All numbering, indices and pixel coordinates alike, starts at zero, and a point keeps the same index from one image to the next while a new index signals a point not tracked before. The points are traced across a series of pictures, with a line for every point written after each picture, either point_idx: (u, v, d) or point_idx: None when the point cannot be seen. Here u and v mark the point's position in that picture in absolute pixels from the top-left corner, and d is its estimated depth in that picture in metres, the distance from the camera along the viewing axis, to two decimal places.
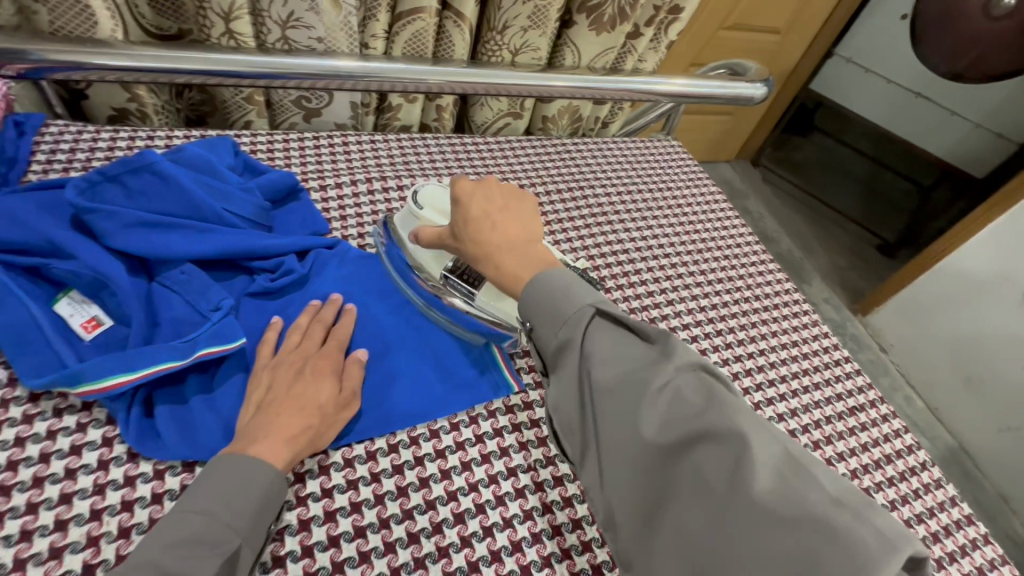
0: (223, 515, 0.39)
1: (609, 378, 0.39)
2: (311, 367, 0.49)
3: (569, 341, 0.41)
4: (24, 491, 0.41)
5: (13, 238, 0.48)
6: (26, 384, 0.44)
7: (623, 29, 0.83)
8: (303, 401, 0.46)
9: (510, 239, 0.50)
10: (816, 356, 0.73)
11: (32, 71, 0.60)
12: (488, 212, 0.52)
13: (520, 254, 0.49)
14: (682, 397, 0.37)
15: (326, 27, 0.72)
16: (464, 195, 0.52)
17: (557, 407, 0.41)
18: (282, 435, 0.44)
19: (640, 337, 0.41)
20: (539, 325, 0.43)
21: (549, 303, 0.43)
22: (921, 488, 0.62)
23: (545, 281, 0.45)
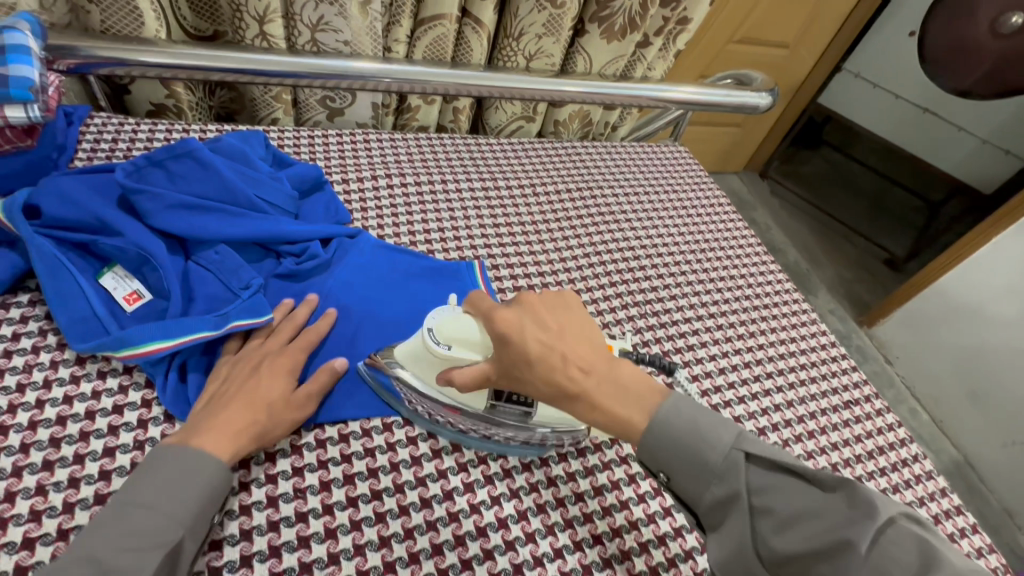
0: (164, 506, 0.39)
1: (793, 540, 0.37)
2: (269, 365, 0.49)
3: (732, 497, 0.39)
4: (72, 444, 0.44)
5: (66, 215, 0.52)
6: (74, 348, 0.48)
7: (634, 37, 0.87)
8: (256, 397, 0.46)
9: (592, 371, 0.45)
10: (813, 352, 0.75)
11: (80, 66, 0.65)
12: (548, 342, 0.46)
13: (616, 386, 0.45)
14: (888, 556, 0.33)
15: (353, 31, 0.76)
16: (512, 332, 0.46)
17: (733, 569, 0.39)
18: (228, 429, 0.44)
19: (810, 483, 0.38)
20: (683, 478, 0.42)
21: (685, 451, 0.41)
22: (912, 479, 0.64)
23: (660, 429, 0.42)
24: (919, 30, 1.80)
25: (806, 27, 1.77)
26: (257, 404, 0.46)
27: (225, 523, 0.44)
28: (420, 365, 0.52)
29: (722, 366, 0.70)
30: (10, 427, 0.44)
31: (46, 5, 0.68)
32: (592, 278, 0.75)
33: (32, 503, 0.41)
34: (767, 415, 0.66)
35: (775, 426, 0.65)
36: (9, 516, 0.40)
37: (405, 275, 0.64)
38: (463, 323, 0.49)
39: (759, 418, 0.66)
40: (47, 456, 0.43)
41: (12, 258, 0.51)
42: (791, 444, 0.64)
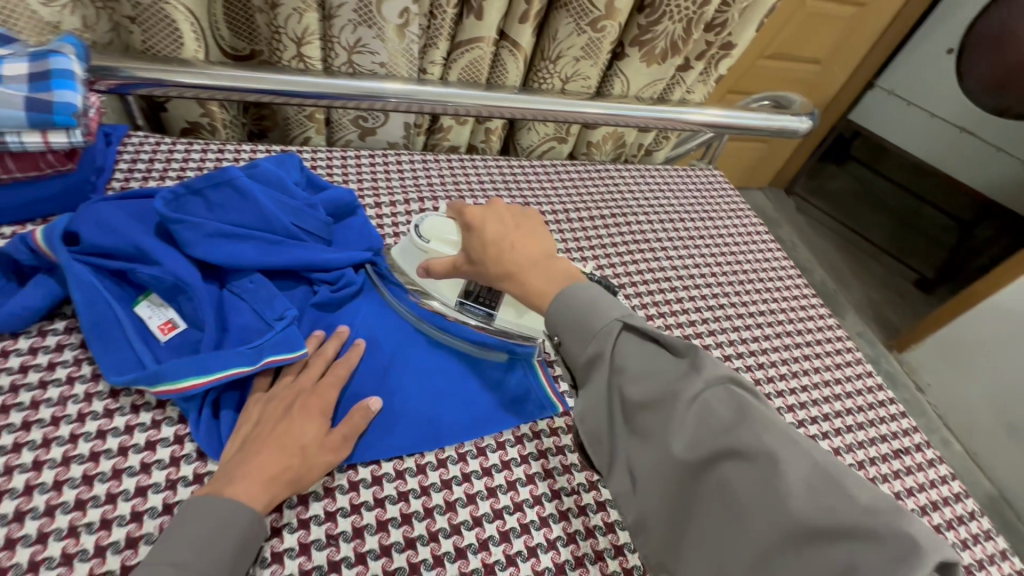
0: (199, 563, 0.38)
1: (640, 394, 0.39)
2: (299, 406, 0.48)
3: (600, 356, 0.42)
4: (104, 482, 0.44)
5: (104, 242, 0.52)
6: (108, 380, 0.47)
7: (674, 61, 0.85)
8: (287, 439, 0.45)
9: (530, 257, 0.49)
10: (859, 395, 0.72)
11: (120, 87, 0.65)
12: (502, 233, 0.51)
13: (545, 270, 0.48)
14: (712, 411, 0.37)
15: (389, 53, 0.75)
16: (475, 221, 0.52)
17: (588, 421, 0.42)
18: (261, 475, 0.43)
19: (667, 349, 0.41)
20: (567, 339, 0.44)
21: (576, 318, 0.43)
22: (969, 538, 0.60)
23: (567, 299, 0.44)
24: (957, 48, 1.74)
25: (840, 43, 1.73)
26: (292, 446, 0.45)
27: (257, 573, 0.43)
28: (408, 261, 0.61)
29: None
30: (44, 462, 0.43)
31: (89, 24, 0.69)
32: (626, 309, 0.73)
33: (64, 545, 0.40)
34: None
35: None
36: (41, 558, 0.39)
37: None
38: (446, 224, 0.58)
39: None
40: (79, 494, 0.43)
41: (49, 285, 0.50)
42: None
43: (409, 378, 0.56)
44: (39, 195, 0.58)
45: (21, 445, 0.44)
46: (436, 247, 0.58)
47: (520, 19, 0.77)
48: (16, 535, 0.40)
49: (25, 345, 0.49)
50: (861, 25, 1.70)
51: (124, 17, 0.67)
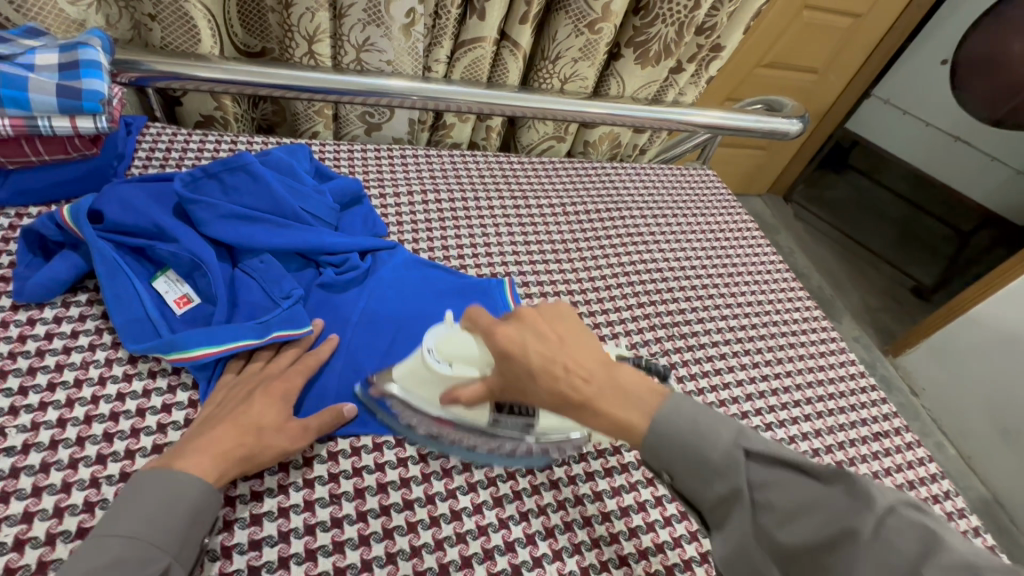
0: (149, 534, 0.39)
1: (794, 534, 0.36)
2: (260, 391, 0.49)
3: (735, 496, 0.38)
4: (124, 439, 0.47)
5: (126, 221, 0.55)
6: (127, 348, 0.51)
7: (668, 63, 0.89)
8: (242, 420, 0.46)
9: (593, 381, 0.42)
10: (842, 382, 0.75)
11: (140, 79, 0.69)
12: (550, 355, 0.43)
13: (616, 386, 0.42)
14: (895, 548, 0.33)
15: (395, 51, 0.79)
16: (513, 347, 0.43)
17: (740, 564, 0.39)
18: (213, 450, 0.43)
19: (809, 474, 0.37)
20: (683, 478, 0.40)
21: (686, 451, 0.39)
22: (944, 516, 0.63)
23: (663, 434, 0.40)
24: (951, 59, 1.77)
25: (836, 52, 1.77)
26: (248, 425, 0.46)
27: (264, 525, 0.46)
28: (427, 388, 0.51)
29: (749, 392, 0.70)
30: (68, 420, 0.47)
31: (112, 21, 0.73)
32: (619, 299, 0.76)
33: (86, 495, 0.43)
34: (794, 443, 0.66)
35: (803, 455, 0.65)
36: (65, 505, 0.42)
37: (437, 288, 0.65)
38: (460, 338, 0.49)
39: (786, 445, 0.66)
40: (101, 449, 0.46)
41: (74, 260, 0.53)
42: None
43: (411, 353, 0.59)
44: (65, 177, 0.61)
45: (46, 404, 0.47)
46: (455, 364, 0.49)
47: (521, 22, 0.81)
48: (42, 484, 0.43)
49: (50, 315, 0.53)
50: (856, 35, 1.74)
51: (145, 14, 0.70)
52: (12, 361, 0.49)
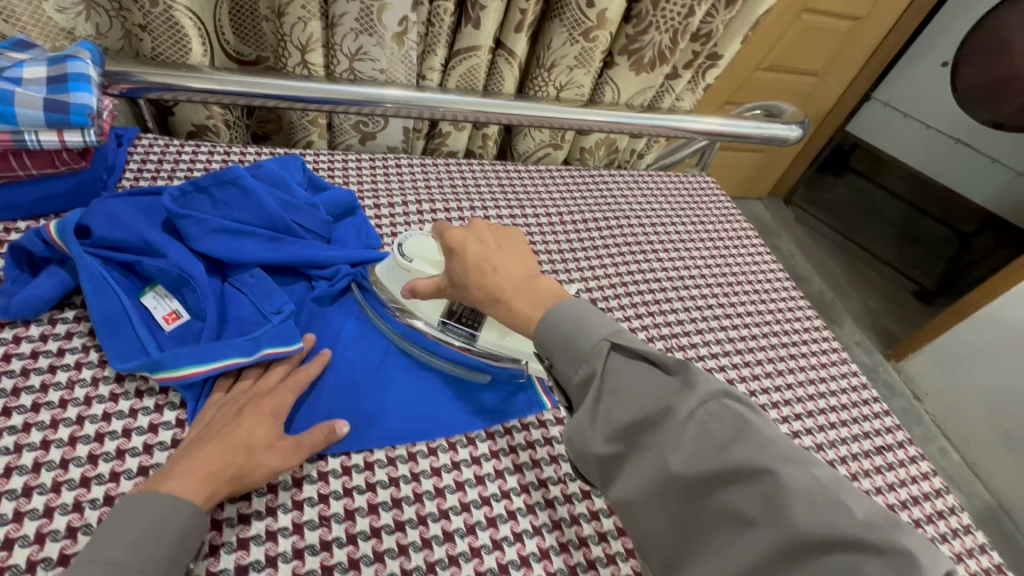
0: (135, 559, 0.38)
1: (631, 412, 0.39)
2: (249, 408, 0.48)
3: (591, 377, 0.41)
4: (109, 461, 0.46)
5: (114, 236, 0.54)
6: (114, 366, 0.50)
7: (663, 70, 0.88)
8: (230, 439, 0.45)
9: (513, 278, 0.49)
10: (844, 394, 0.74)
11: (131, 91, 0.68)
12: (483, 253, 0.51)
13: (531, 290, 0.48)
14: (707, 429, 0.37)
15: (388, 60, 0.78)
16: (456, 244, 0.52)
17: (575, 442, 0.40)
18: (202, 470, 0.43)
19: (656, 365, 0.41)
20: (557, 363, 0.43)
21: (566, 339, 0.43)
22: (949, 532, 0.62)
23: (550, 322, 0.44)
24: (950, 61, 1.75)
25: (835, 55, 1.76)
26: (237, 444, 0.45)
27: (252, 550, 0.45)
28: (394, 284, 0.60)
29: None
30: (51, 442, 0.46)
31: (103, 31, 0.72)
32: (616, 309, 0.75)
33: (69, 519, 0.42)
34: None
35: None
36: (46, 531, 0.41)
37: None
38: (428, 244, 0.60)
39: None
40: (85, 472, 0.45)
41: (60, 276, 0.53)
42: None
43: (406, 369, 0.58)
44: (53, 191, 0.60)
45: (30, 425, 0.46)
46: (419, 261, 0.59)
47: (516, 29, 0.80)
48: (23, 509, 0.42)
49: (36, 332, 0.52)
50: (855, 38, 1.73)
51: (136, 24, 0.69)
52: None
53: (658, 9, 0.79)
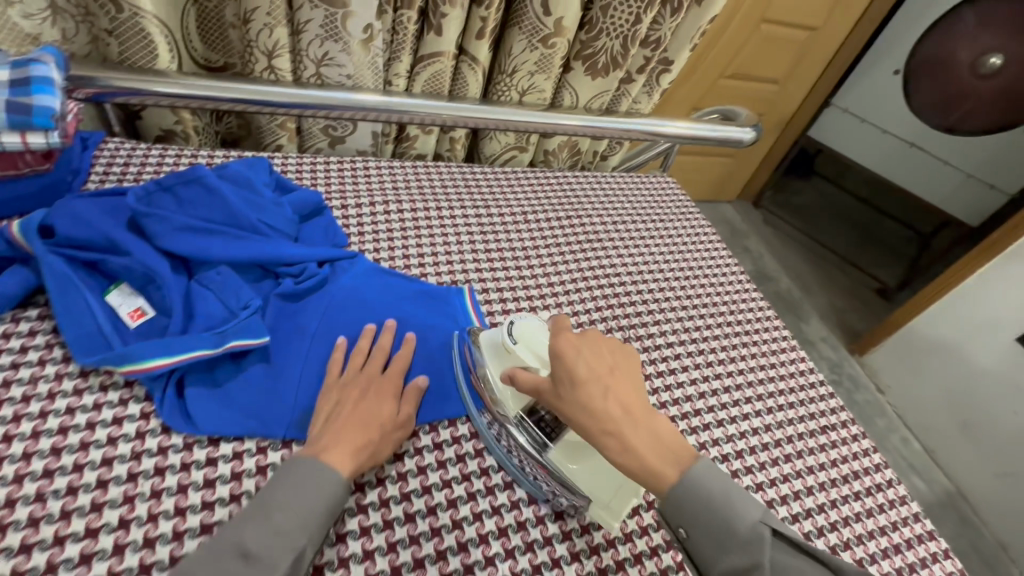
0: (296, 511, 0.44)
1: None
2: (375, 390, 0.54)
3: (748, 563, 0.43)
4: (72, 453, 0.46)
5: (77, 235, 0.55)
6: (78, 362, 0.51)
7: (617, 74, 0.92)
8: (366, 416, 0.51)
9: (626, 412, 0.48)
10: (792, 379, 0.79)
11: (98, 95, 0.69)
12: (598, 372, 0.50)
13: (645, 428, 0.47)
14: None
15: (354, 66, 0.80)
16: (568, 352, 0.50)
17: None
18: (348, 447, 0.48)
19: (821, 562, 0.42)
20: (703, 539, 0.45)
21: (711, 516, 0.45)
22: (887, 504, 0.68)
23: (692, 494, 0.45)
24: (903, 69, 1.85)
25: (795, 63, 1.84)
26: (373, 423, 0.51)
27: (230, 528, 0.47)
28: (492, 357, 0.57)
29: (702, 391, 0.73)
30: (14, 436, 0.46)
31: (68, 36, 0.72)
32: (578, 303, 0.78)
33: (31, 510, 0.43)
34: (744, 439, 0.69)
35: (752, 450, 0.68)
36: (9, 521, 0.42)
37: (398, 297, 0.66)
38: (542, 335, 0.55)
39: (737, 442, 0.69)
40: (48, 464, 0.45)
41: (23, 275, 0.53)
42: (768, 467, 0.67)
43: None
44: (18, 194, 0.61)
45: None
46: (523, 349, 0.54)
47: (478, 36, 0.83)
48: None
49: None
50: (813, 45, 1.81)
51: (103, 30, 0.70)
52: None
53: (608, 16, 0.84)
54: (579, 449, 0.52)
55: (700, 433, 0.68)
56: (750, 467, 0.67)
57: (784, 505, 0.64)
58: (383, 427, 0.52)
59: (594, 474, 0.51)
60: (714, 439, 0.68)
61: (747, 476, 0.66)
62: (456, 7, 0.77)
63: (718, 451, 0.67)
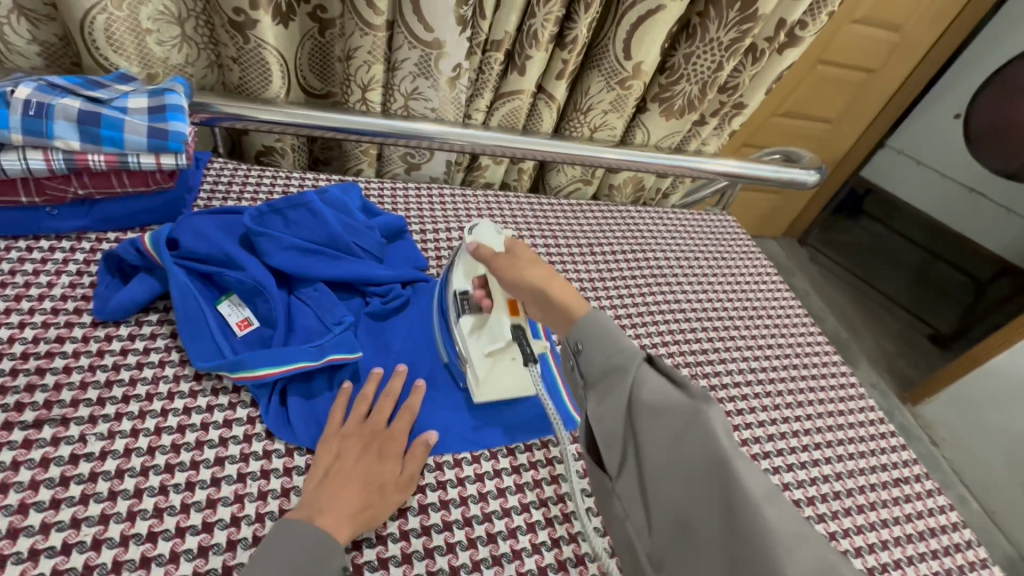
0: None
1: (651, 403, 0.43)
2: (378, 446, 0.53)
3: (620, 369, 0.45)
4: (190, 450, 0.51)
5: (199, 249, 0.61)
6: (195, 365, 0.55)
7: (691, 117, 0.95)
8: (366, 477, 0.50)
9: (548, 280, 0.56)
10: (862, 427, 0.77)
11: (209, 120, 0.76)
12: (530, 256, 0.59)
13: (557, 291, 0.54)
14: (718, 441, 0.39)
15: (440, 100, 0.85)
16: (516, 245, 0.61)
17: (601, 419, 0.45)
18: (345, 510, 0.47)
19: (684, 390, 0.44)
20: (589, 348, 0.48)
21: (604, 338, 0.47)
22: (965, 565, 0.65)
23: (588, 321, 0.49)
24: (964, 114, 1.83)
25: (852, 105, 1.82)
26: (373, 485, 0.50)
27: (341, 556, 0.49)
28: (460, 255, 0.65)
29: (770, 432, 0.72)
30: (139, 431, 0.51)
31: (191, 61, 0.80)
32: (644, 337, 0.79)
33: (156, 501, 0.47)
34: (815, 486, 0.68)
35: (823, 498, 0.67)
36: (136, 510, 0.46)
37: None
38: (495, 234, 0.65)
39: (807, 488, 0.67)
40: (169, 459, 0.49)
41: (150, 283, 0.58)
42: (840, 517, 0.66)
43: (451, 387, 0.62)
44: (143, 207, 0.67)
45: (121, 415, 0.51)
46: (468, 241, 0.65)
47: (557, 77, 0.87)
48: (116, 489, 0.47)
49: (125, 332, 0.58)
50: (871, 88, 1.79)
51: (228, 57, 0.77)
52: (90, 374, 0.53)
53: (690, 63, 0.87)
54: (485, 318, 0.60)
55: (770, 476, 0.67)
56: (822, 515, 0.65)
57: (859, 557, 0.63)
58: (383, 491, 0.51)
59: (483, 336, 0.59)
60: (785, 483, 0.67)
61: (819, 524, 0.64)
62: (541, 50, 0.82)
63: (788, 496, 0.66)
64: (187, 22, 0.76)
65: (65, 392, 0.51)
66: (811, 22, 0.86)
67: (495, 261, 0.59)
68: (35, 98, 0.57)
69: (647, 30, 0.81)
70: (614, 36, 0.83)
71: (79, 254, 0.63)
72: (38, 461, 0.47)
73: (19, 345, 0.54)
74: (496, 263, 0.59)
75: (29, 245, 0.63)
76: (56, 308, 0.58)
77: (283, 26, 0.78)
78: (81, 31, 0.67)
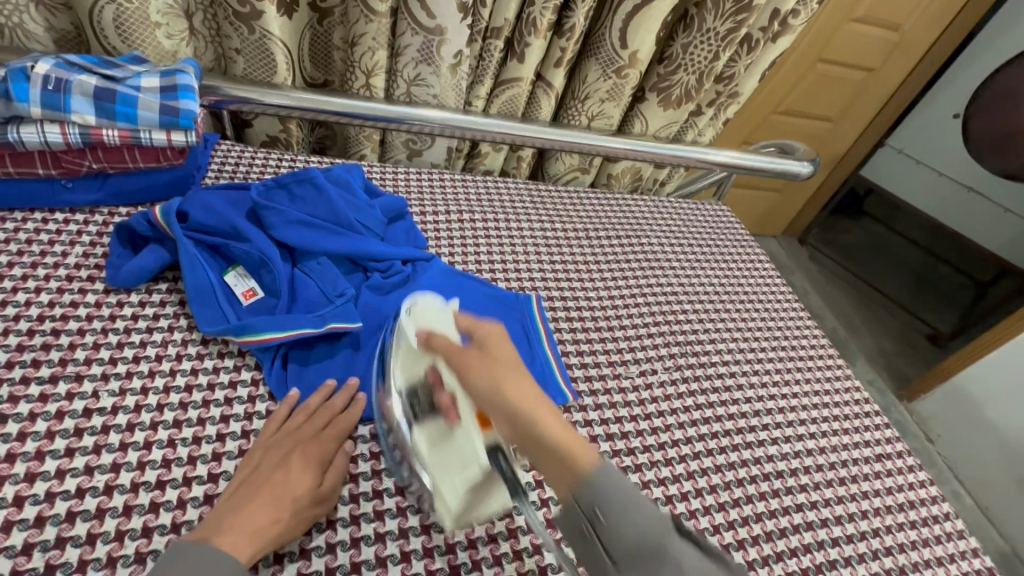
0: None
1: None
2: (298, 455, 0.50)
3: (651, 549, 0.34)
4: (197, 408, 0.53)
5: (208, 221, 0.63)
6: (202, 330, 0.58)
7: (688, 106, 0.98)
8: (276, 492, 0.46)
9: (531, 395, 0.41)
10: (847, 406, 0.79)
11: (217, 102, 0.78)
12: (503, 355, 0.45)
13: (547, 416, 0.40)
14: None
15: (441, 87, 0.87)
16: (485, 335, 0.47)
17: None
18: (248, 527, 0.43)
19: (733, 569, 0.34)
20: (607, 518, 0.36)
21: (625, 506, 0.36)
22: (943, 535, 0.68)
23: (604, 485, 0.37)
24: (962, 113, 1.84)
25: (851, 104, 1.84)
26: (284, 498, 0.46)
27: (338, 507, 0.51)
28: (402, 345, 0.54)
29: (757, 408, 0.74)
30: (149, 389, 0.53)
31: (198, 54, 0.83)
32: (637, 318, 0.81)
33: (165, 453, 0.49)
34: (798, 458, 0.70)
35: (807, 470, 0.69)
36: (145, 460, 0.49)
37: (474, 299, 0.71)
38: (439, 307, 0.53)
39: (791, 460, 0.70)
40: (177, 415, 0.52)
41: (160, 253, 0.61)
42: (822, 487, 0.68)
43: None
44: (153, 183, 0.69)
45: (132, 373, 0.54)
46: (410, 324, 0.52)
47: (555, 65, 0.90)
48: (127, 440, 0.49)
49: (136, 299, 0.60)
50: (870, 87, 1.80)
51: (231, 49, 0.80)
52: (103, 336, 0.56)
53: (687, 53, 0.90)
54: (444, 431, 0.48)
55: (755, 449, 0.70)
56: (804, 486, 0.68)
57: (838, 525, 0.65)
58: (296, 504, 0.47)
59: (449, 463, 0.47)
60: (770, 455, 0.70)
61: (800, 494, 0.67)
62: (540, 38, 0.84)
63: (772, 467, 0.68)
64: (195, 15, 0.78)
65: (79, 351, 0.54)
66: (803, 12, 0.88)
67: (455, 357, 0.45)
68: (53, 73, 0.59)
69: (643, 20, 0.83)
70: (611, 25, 0.85)
71: (92, 226, 0.66)
72: (53, 413, 0.49)
73: (35, 308, 0.56)
74: (456, 362, 0.44)
75: (44, 217, 0.66)
76: (71, 276, 0.60)
77: (286, 17, 0.81)
78: (90, 20, 0.71)
